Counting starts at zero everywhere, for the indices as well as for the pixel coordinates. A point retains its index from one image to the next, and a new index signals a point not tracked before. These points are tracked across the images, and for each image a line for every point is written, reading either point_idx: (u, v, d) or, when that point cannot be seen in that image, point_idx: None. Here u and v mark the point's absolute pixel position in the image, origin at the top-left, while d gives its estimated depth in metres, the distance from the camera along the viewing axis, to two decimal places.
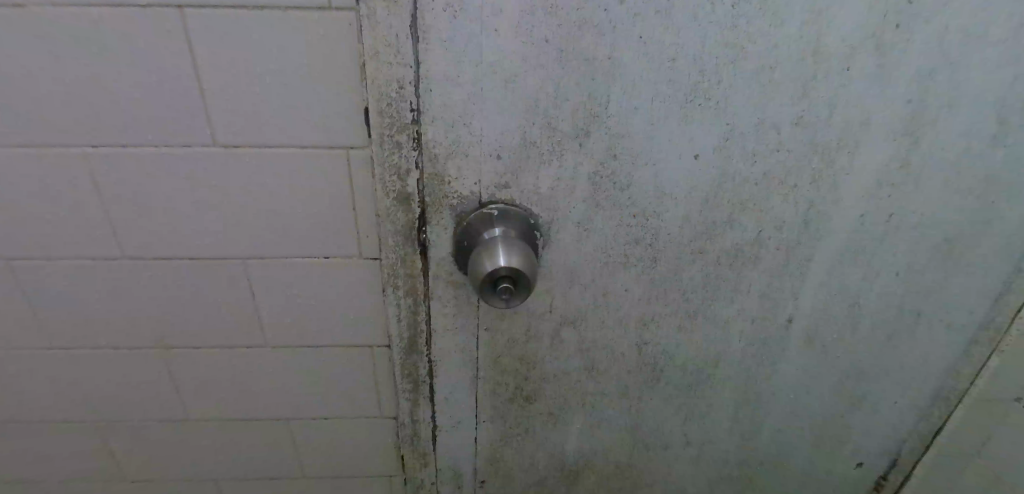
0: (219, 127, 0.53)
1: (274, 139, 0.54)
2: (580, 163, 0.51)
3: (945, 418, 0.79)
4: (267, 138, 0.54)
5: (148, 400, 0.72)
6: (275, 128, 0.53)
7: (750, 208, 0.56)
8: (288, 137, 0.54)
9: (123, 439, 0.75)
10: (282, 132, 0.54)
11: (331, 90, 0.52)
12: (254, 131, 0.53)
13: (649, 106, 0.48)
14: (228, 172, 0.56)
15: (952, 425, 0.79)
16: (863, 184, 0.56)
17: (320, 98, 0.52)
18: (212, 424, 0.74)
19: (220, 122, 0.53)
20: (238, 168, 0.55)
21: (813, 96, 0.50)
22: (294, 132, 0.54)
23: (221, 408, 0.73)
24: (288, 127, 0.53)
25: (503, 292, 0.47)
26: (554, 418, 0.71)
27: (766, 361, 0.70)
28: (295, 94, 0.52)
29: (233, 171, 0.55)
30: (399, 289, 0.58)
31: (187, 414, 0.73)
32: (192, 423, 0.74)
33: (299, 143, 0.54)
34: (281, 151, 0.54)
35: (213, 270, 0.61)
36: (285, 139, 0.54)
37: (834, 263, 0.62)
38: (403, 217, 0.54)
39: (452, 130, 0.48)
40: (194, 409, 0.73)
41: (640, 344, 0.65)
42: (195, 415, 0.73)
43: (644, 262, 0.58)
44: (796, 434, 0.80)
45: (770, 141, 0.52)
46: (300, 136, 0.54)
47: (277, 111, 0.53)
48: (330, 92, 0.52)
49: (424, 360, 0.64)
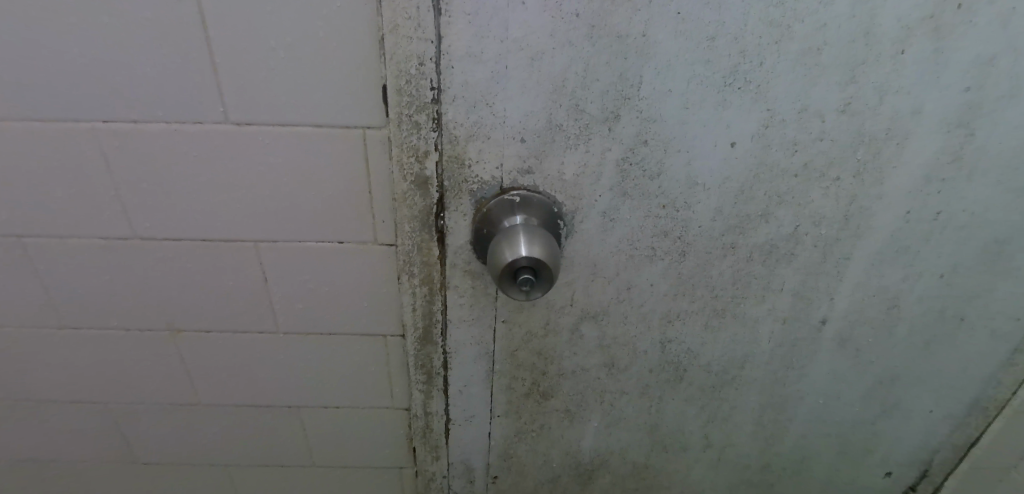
0: (231, 104, 0.51)
1: (289, 119, 0.52)
2: (608, 149, 0.48)
3: (983, 428, 0.75)
4: (280, 117, 0.52)
5: (160, 383, 0.70)
6: (289, 107, 0.51)
7: (788, 202, 0.53)
8: (303, 116, 0.52)
9: (134, 422, 0.74)
10: (297, 111, 0.51)
11: (349, 67, 0.49)
12: (268, 110, 0.51)
13: (685, 89, 0.45)
14: (240, 151, 0.53)
15: (989, 436, 0.75)
16: (910, 178, 0.53)
17: (336, 75, 0.50)
18: (222, 410, 0.73)
19: (233, 99, 0.51)
20: (251, 148, 0.53)
21: (863, 81, 0.47)
22: (310, 111, 0.51)
23: (233, 394, 0.71)
24: (303, 106, 0.51)
25: (523, 283, 0.44)
26: (570, 416, 0.68)
27: (795, 364, 0.67)
28: (310, 70, 0.49)
29: (245, 151, 0.53)
30: (415, 278, 0.56)
31: (198, 399, 0.72)
32: (203, 408, 0.73)
33: (314, 123, 0.52)
34: (295, 131, 0.52)
35: (225, 252, 0.60)
36: (300, 118, 0.52)
37: (874, 262, 0.59)
38: (420, 202, 0.51)
39: (474, 110, 0.45)
40: (205, 394, 0.72)
41: (663, 342, 0.62)
42: (206, 399, 0.72)
43: (672, 255, 0.55)
44: (823, 440, 0.76)
45: (812, 129, 0.49)
46: (315, 116, 0.52)
47: (292, 89, 0.50)
48: (347, 70, 0.50)
49: (438, 352, 0.62)
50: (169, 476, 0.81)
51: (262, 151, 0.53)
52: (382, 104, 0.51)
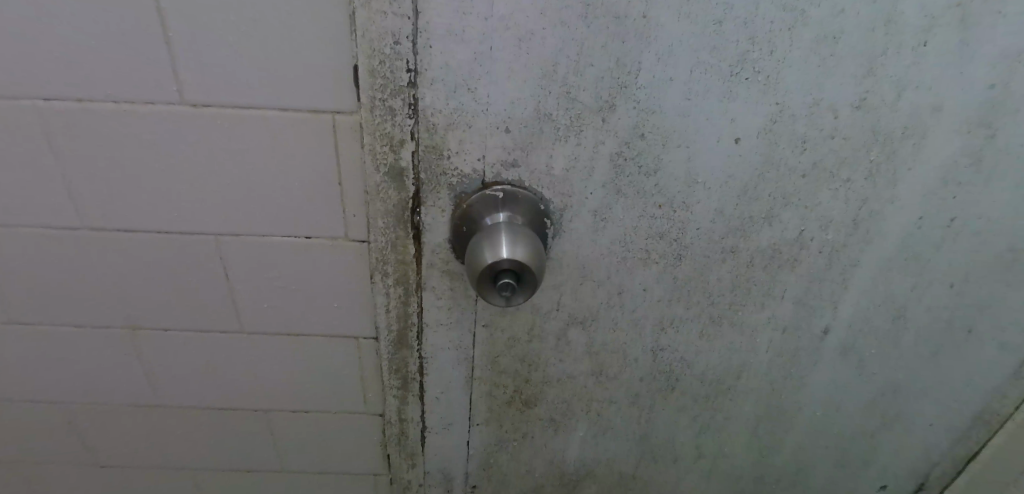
0: (185, 84, 0.46)
1: (250, 100, 0.47)
2: (601, 142, 0.44)
3: (983, 442, 0.72)
4: (240, 99, 0.47)
5: (120, 382, 0.66)
6: (250, 89, 0.47)
7: (794, 203, 0.49)
8: (264, 98, 0.47)
9: (108, 424, 0.70)
10: (259, 92, 0.47)
11: (314, 45, 0.45)
12: (226, 90, 0.47)
13: (688, 78, 0.41)
14: (198, 135, 0.49)
15: (989, 450, 0.72)
16: (925, 181, 0.49)
17: (300, 52, 0.45)
18: (188, 412, 0.69)
19: (186, 77, 0.46)
20: (209, 132, 0.49)
21: (880, 74, 0.43)
22: (273, 92, 0.47)
23: (200, 395, 0.67)
24: (265, 87, 0.47)
25: (504, 289, 0.40)
26: (555, 425, 0.65)
27: (794, 374, 0.64)
28: (272, 46, 0.45)
29: (203, 134, 0.49)
30: (390, 278, 0.52)
31: (162, 400, 0.67)
32: (168, 410, 0.68)
33: (277, 106, 0.47)
34: (258, 114, 0.48)
35: (184, 245, 0.55)
36: (262, 100, 0.47)
37: (881, 269, 0.55)
38: (394, 196, 0.47)
39: (454, 96, 0.41)
40: (169, 394, 0.67)
41: (655, 350, 0.58)
42: (171, 401, 0.68)
43: (668, 259, 0.51)
44: (818, 451, 0.73)
45: (823, 126, 0.45)
46: (279, 98, 0.47)
47: (252, 67, 0.46)
48: (313, 48, 0.45)
49: (414, 356, 0.57)
50: (131, 480, 0.76)
51: (220, 136, 0.49)
52: (352, 87, 0.47)
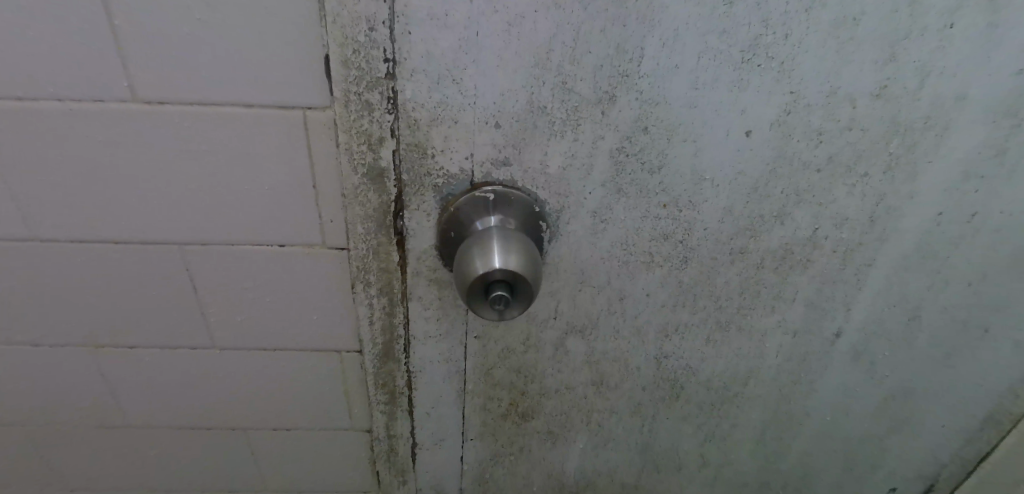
0: (138, 79, 0.42)
1: (211, 97, 0.43)
2: (600, 137, 0.40)
3: (995, 443, 0.69)
4: (200, 95, 0.43)
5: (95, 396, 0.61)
6: (208, 83, 0.42)
7: (807, 200, 0.45)
8: (227, 94, 0.43)
9: (77, 446, 0.66)
10: (219, 87, 0.43)
11: (280, 34, 0.41)
12: (184, 86, 0.42)
13: (695, 66, 0.37)
14: (154, 135, 0.45)
15: (1002, 452, 0.69)
16: (946, 175, 0.46)
17: (264, 42, 0.41)
18: (173, 425, 0.64)
19: (138, 71, 0.42)
20: (167, 132, 0.45)
21: (902, 60, 0.39)
22: (236, 86, 0.43)
23: (186, 407, 0.62)
24: (225, 81, 0.42)
25: (497, 302, 0.36)
26: (553, 437, 0.61)
27: (803, 379, 0.61)
28: (231, 36, 0.41)
29: (159, 134, 0.45)
30: (373, 287, 0.48)
31: (142, 414, 0.63)
32: (147, 426, 0.64)
33: (242, 101, 0.43)
34: (220, 111, 0.44)
35: (147, 256, 0.51)
36: (223, 96, 0.43)
37: (897, 268, 0.52)
38: (375, 199, 0.43)
39: (438, 88, 0.37)
40: (152, 407, 0.62)
41: (659, 357, 0.55)
42: (154, 415, 0.63)
43: (673, 262, 0.47)
44: (826, 456, 0.70)
45: (840, 117, 0.41)
46: (244, 93, 0.43)
47: (210, 60, 0.41)
48: (279, 38, 0.41)
49: (402, 370, 0.54)
50: None
51: (180, 136, 0.45)
52: (324, 80, 0.43)
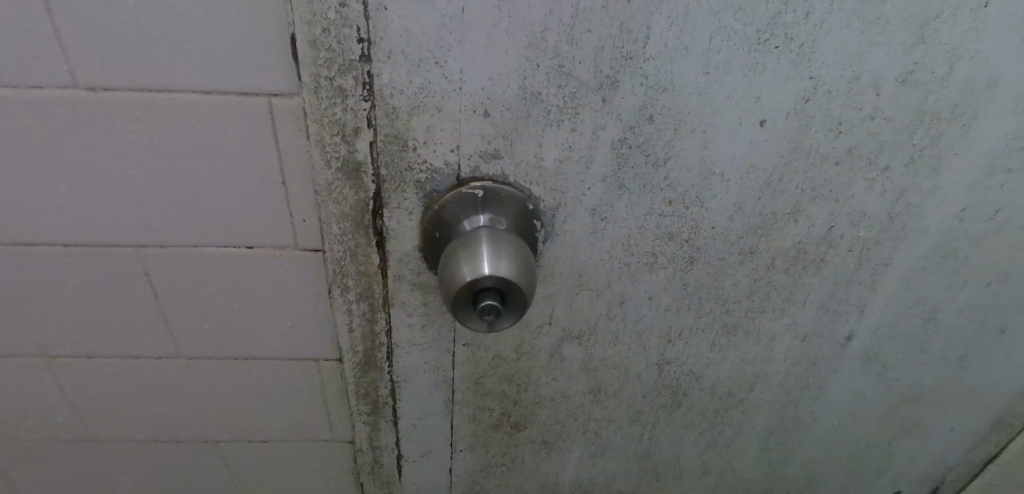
0: (79, 62, 0.38)
1: (162, 81, 0.39)
2: (601, 127, 0.36)
3: (1004, 445, 0.65)
4: (151, 79, 0.39)
5: (75, 401, 0.56)
6: (158, 66, 0.38)
7: (823, 196, 0.42)
8: (180, 78, 0.39)
9: (36, 461, 0.61)
10: (171, 71, 0.38)
11: (239, 12, 0.37)
12: (132, 69, 0.38)
13: (706, 48, 0.33)
14: (102, 126, 0.40)
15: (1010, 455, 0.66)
16: (972, 169, 0.42)
17: (222, 21, 0.37)
18: (163, 430, 0.59)
19: (78, 53, 0.38)
20: (116, 121, 0.40)
21: (932, 43, 0.36)
22: (191, 69, 0.38)
23: (179, 410, 0.58)
24: (177, 65, 0.38)
25: (486, 312, 0.32)
26: (547, 447, 0.57)
27: (810, 384, 0.57)
28: (183, 15, 0.36)
29: (107, 124, 0.40)
30: (351, 292, 0.44)
31: (125, 420, 0.58)
32: (126, 434, 0.59)
33: (197, 87, 0.39)
34: (173, 99, 0.39)
35: (104, 259, 0.47)
36: (176, 82, 0.39)
37: (914, 268, 0.48)
38: (351, 196, 0.39)
39: (419, 72, 0.33)
40: (143, 410, 0.57)
41: (661, 364, 0.51)
42: (139, 421, 0.58)
43: (677, 263, 0.44)
44: (832, 462, 0.67)
45: (862, 106, 0.38)
46: (199, 78, 0.39)
47: (159, 41, 0.37)
48: (238, 17, 0.37)
49: (385, 379, 0.50)
50: None
51: (131, 126, 0.40)
52: (289, 64, 0.39)
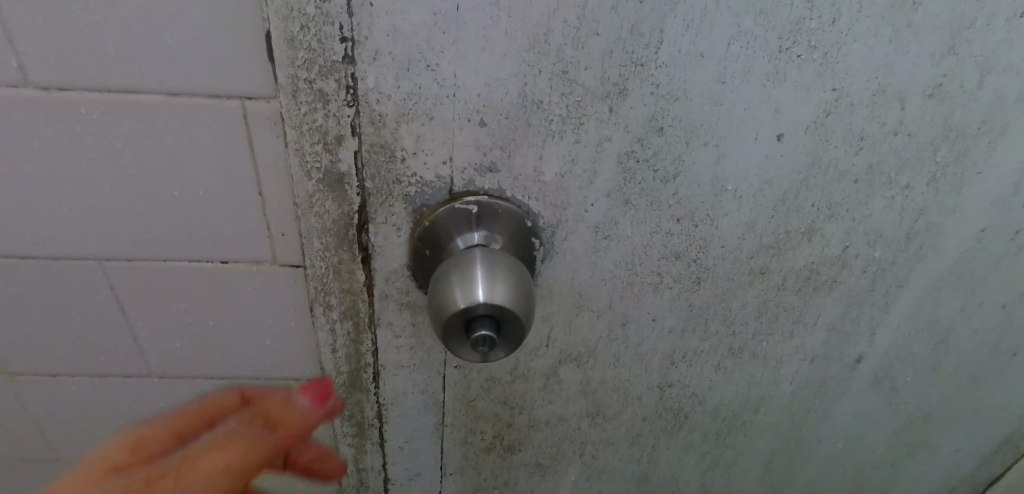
0: (33, 58, 0.35)
1: (125, 81, 0.36)
2: (607, 138, 0.33)
3: (1006, 466, 0.62)
4: (114, 78, 0.36)
5: (57, 415, 0.53)
6: (120, 64, 0.35)
7: (839, 214, 0.39)
8: (145, 77, 0.36)
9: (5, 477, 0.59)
10: (134, 70, 0.35)
11: (208, 7, 0.34)
12: (91, 66, 0.35)
13: (723, 54, 0.31)
14: (62, 128, 0.37)
15: (1013, 473, 0.63)
16: (996, 188, 0.40)
17: (190, 17, 0.34)
18: None
19: (32, 48, 0.35)
20: (76, 123, 0.37)
21: (963, 54, 0.33)
22: (156, 68, 0.35)
23: None
24: (142, 63, 0.35)
25: (480, 343, 0.29)
26: (542, 470, 0.55)
27: (818, 406, 0.55)
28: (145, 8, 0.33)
29: (67, 126, 0.37)
30: (334, 310, 0.41)
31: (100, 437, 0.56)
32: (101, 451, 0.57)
33: (162, 87, 0.36)
34: (138, 100, 0.37)
35: (73, 271, 0.44)
36: (140, 81, 0.36)
37: (932, 290, 0.46)
38: (334, 210, 0.36)
39: (408, 76, 0.30)
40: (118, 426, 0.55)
41: (663, 386, 0.49)
42: None
43: (683, 283, 0.41)
44: (836, 486, 0.64)
45: (885, 119, 0.35)
46: (162, 77, 0.36)
47: (121, 36, 0.34)
48: (208, 12, 0.34)
49: (370, 401, 0.47)
50: None
51: (93, 127, 0.37)
52: (264, 64, 0.36)
